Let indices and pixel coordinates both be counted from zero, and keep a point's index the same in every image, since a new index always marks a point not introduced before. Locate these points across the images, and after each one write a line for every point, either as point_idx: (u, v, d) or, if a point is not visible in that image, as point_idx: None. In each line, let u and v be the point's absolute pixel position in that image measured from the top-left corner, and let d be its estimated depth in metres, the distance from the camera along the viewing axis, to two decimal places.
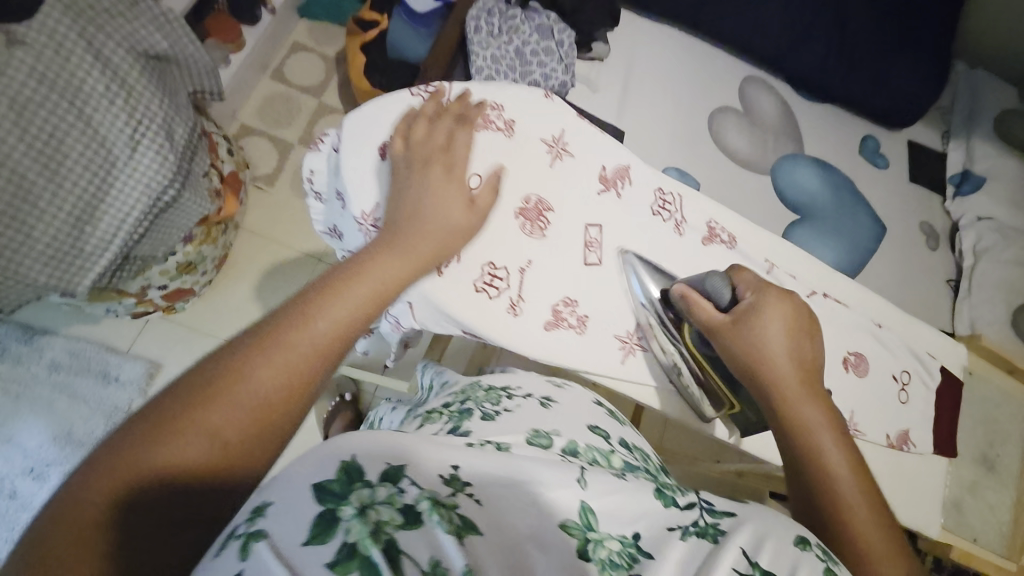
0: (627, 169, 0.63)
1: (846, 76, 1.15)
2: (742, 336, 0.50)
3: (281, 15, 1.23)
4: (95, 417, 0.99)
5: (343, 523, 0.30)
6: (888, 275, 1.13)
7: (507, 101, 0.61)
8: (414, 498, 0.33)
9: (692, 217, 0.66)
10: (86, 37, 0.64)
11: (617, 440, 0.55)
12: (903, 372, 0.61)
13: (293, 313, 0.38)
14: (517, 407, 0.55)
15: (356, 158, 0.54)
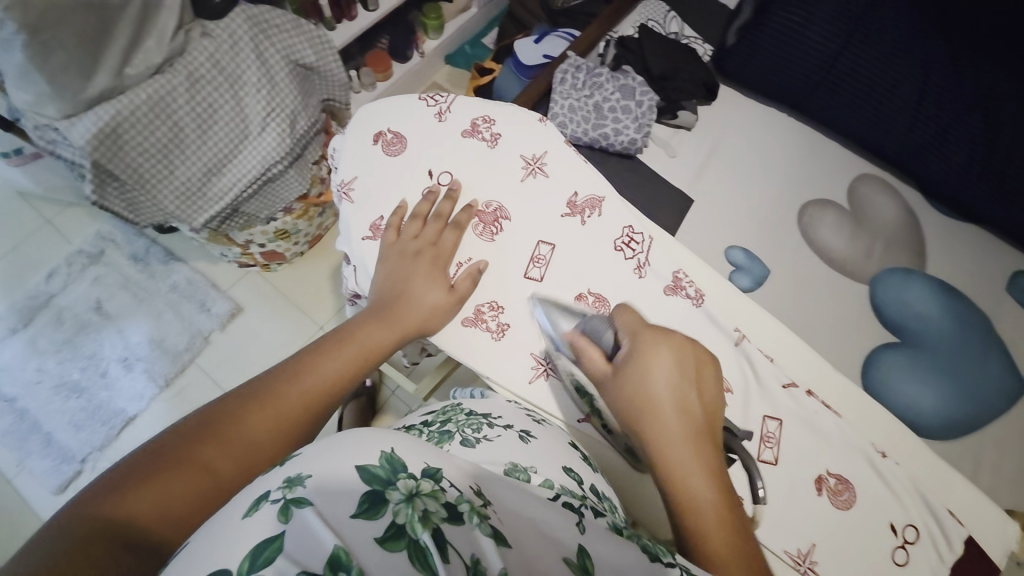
0: (598, 200, 0.65)
1: (994, 195, 0.95)
2: (620, 387, 0.50)
3: (428, 59, 1.47)
4: (183, 333, 1.21)
5: (392, 505, 0.32)
6: (1015, 445, 0.88)
7: (499, 118, 0.67)
8: (454, 498, 0.35)
9: (661, 263, 0.64)
10: (255, 41, 0.87)
11: (588, 487, 0.49)
12: (907, 526, 0.56)
13: (304, 355, 0.51)
14: (497, 437, 0.51)
15: (360, 142, 0.65)
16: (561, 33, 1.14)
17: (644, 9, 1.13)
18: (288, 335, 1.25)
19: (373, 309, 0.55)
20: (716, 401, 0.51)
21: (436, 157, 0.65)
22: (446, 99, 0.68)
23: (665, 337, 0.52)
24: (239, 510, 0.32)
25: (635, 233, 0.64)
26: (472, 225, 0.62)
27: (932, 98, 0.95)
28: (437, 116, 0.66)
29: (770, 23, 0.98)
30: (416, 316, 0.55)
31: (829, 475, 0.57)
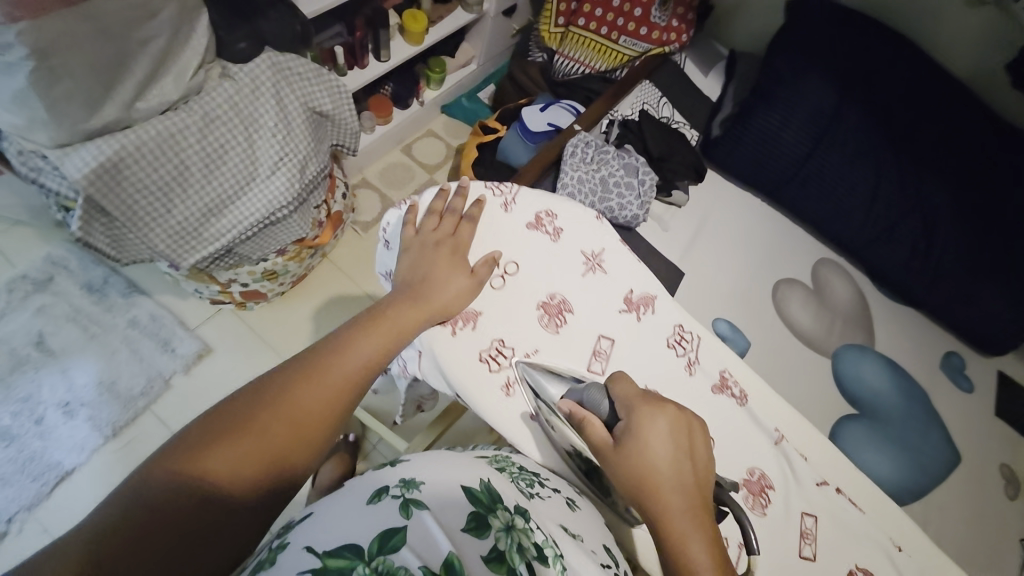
0: (652, 298, 0.69)
1: (933, 286, 1.10)
2: (622, 462, 0.50)
3: (426, 107, 1.50)
4: (140, 376, 1.10)
5: (493, 530, 0.41)
6: (957, 511, 0.99)
7: (560, 212, 0.71)
8: (540, 540, 0.43)
9: (708, 362, 0.69)
10: (277, 88, 0.85)
11: (623, 570, 0.50)
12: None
13: (343, 332, 0.51)
14: (548, 497, 0.52)
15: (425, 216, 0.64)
16: (565, 105, 1.22)
17: (640, 91, 1.24)
18: (259, 379, 1.17)
19: (398, 293, 0.56)
20: (708, 464, 0.52)
21: (502, 246, 0.66)
22: (511, 188, 0.69)
23: (662, 409, 0.52)
24: (364, 498, 0.42)
25: (684, 331, 0.69)
26: (538, 313, 0.65)
27: (883, 201, 1.10)
28: (503, 205, 0.67)
29: (752, 124, 1.10)
30: (438, 298, 0.57)
31: (863, 570, 0.61)
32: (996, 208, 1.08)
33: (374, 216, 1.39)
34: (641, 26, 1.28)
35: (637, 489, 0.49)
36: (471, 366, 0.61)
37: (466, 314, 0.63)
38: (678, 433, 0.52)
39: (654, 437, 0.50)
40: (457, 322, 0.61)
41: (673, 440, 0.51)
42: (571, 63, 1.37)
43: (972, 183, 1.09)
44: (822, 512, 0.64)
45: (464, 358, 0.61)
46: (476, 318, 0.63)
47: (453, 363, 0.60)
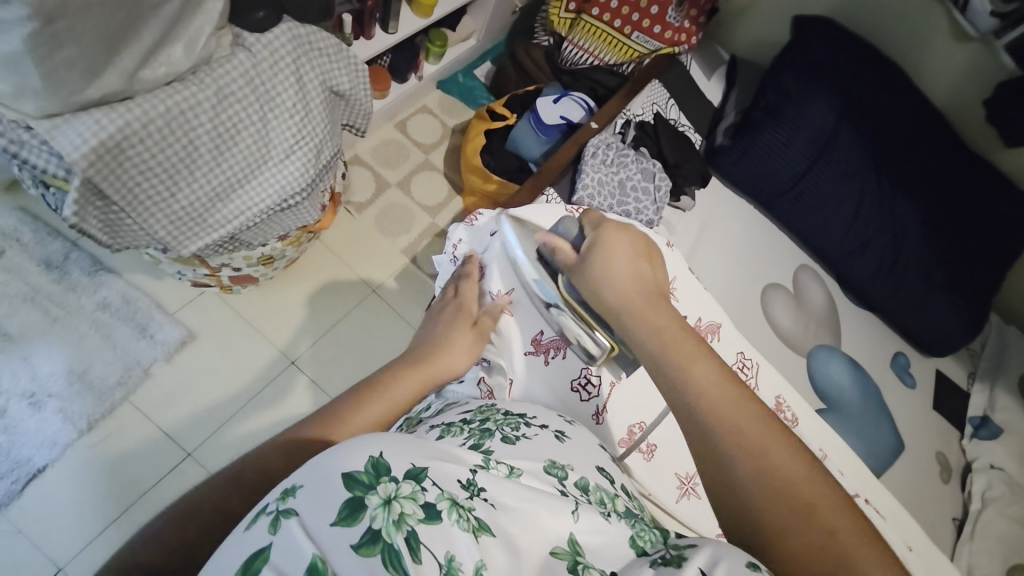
0: (718, 327, 0.76)
1: (893, 295, 1.23)
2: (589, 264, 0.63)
3: (423, 83, 1.43)
4: (114, 365, 1.03)
5: (369, 510, 0.37)
6: (900, 492, 1.13)
7: None
8: (434, 497, 0.40)
9: (767, 389, 0.77)
10: (296, 63, 0.78)
11: (619, 485, 0.56)
12: None
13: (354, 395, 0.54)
14: (535, 436, 0.55)
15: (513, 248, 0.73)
16: (576, 97, 1.20)
17: (649, 91, 1.24)
18: (247, 366, 1.10)
19: (411, 356, 0.63)
20: (659, 281, 0.65)
21: None
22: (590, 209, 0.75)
23: (625, 230, 0.67)
24: (245, 522, 0.39)
25: (746, 360, 0.76)
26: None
27: (862, 218, 1.21)
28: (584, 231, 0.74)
29: (759, 138, 1.16)
30: (439, 367, 0.63)
31: None
32: (952, 230, 1.23)
33: (368, 198, 1.33)
34: (655, 23, 1.28)
35: (615, 300, 0.60)
36: (565, 394, 0.72)
37: (557, 342, 0.73)
38: (636, 249, 0.66)
39: (618, 250, 0.64)
40: (549, 351, 0.73)
41: (633, 255, 0.65)
42: (579, 52, 1.35)
43: (938, 204, 1.23)
44: None
45: (558, 382, 0.72)
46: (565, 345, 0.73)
47: (541, 385, 0.72)
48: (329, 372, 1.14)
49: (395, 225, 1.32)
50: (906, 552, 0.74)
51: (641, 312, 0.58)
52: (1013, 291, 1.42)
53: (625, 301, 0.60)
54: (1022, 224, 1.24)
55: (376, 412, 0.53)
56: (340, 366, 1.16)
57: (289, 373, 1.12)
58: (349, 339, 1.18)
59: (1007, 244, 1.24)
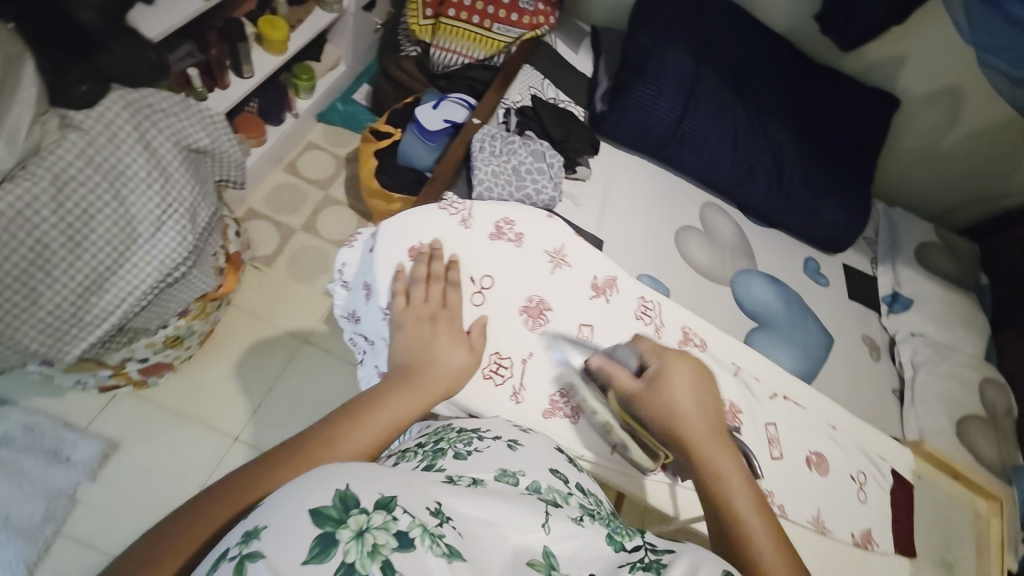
0: (614, 280, 0.79)
1: (788, 207, 1.33)
2: (653, 399, 0.62)
3: (302, 120, 1.38)
4: (36, 499, 0.93)
5: (341, 544, 0.35)
6: (841, 382, 1.23)
7: (517, 219, 0.78)
8: (407, 525, 0.38)
9: (671, 322, 0.80)
10: (139, 129, 0.74)
11: (574, 484, 0.57)
12: (859, 473, 0.76)
13: (335, 419, 0.51)
14: (486, 448, 0.57)
15: (389, 258, 0.69)
16: (455, 98, 1.21)
17: (523, 77, 1.27)
18: (190, 458, 1.03)
19: (385, 382, 0.57)
20: (721, 415, 0.63)
21: (471, 264, 0.72)
22: (465, 205, 0.76)
23: (686, 358, 0.65)
24: (207, 568, 0.36)
25: (648, 302, 0.78)
26: (522, 319, 0.73)
27: (743, 146, 1.28)
28: (463, 224, 0.74)
29: (632, 97, 1.21)
30: (435, 385, 0.58)
31: (817, 454, 0.75)
32: (821, 136, 1.34)
33: (273, 249, 1.27)
34: (510, 12, 1.30)
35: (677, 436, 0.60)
36: (479, 385, 0.68)
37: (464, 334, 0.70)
38: (699, 379, 0.63)
39: (682, 378, 0.63)
40: None
41: (692, 391, 0.62)
42: (448, 55, 1.36)
43: (799, 117, 1.33)
44: (782, 420, 0.75)
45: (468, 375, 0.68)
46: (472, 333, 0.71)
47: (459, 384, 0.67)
48: (280, 435, 1.09)
49: (309, 268, 1.28)
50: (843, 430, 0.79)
51: (705, 462, 0.58)
52: (891, 177, 1.56)
53: (683, 437, 0.60)
54: (875, 117, 1.36)
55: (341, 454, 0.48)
56: (286, 427, 1.10)
57: (235, 450, 1.06)
58: (292, 395, 1.14)
59: (871, 135, 1.37)
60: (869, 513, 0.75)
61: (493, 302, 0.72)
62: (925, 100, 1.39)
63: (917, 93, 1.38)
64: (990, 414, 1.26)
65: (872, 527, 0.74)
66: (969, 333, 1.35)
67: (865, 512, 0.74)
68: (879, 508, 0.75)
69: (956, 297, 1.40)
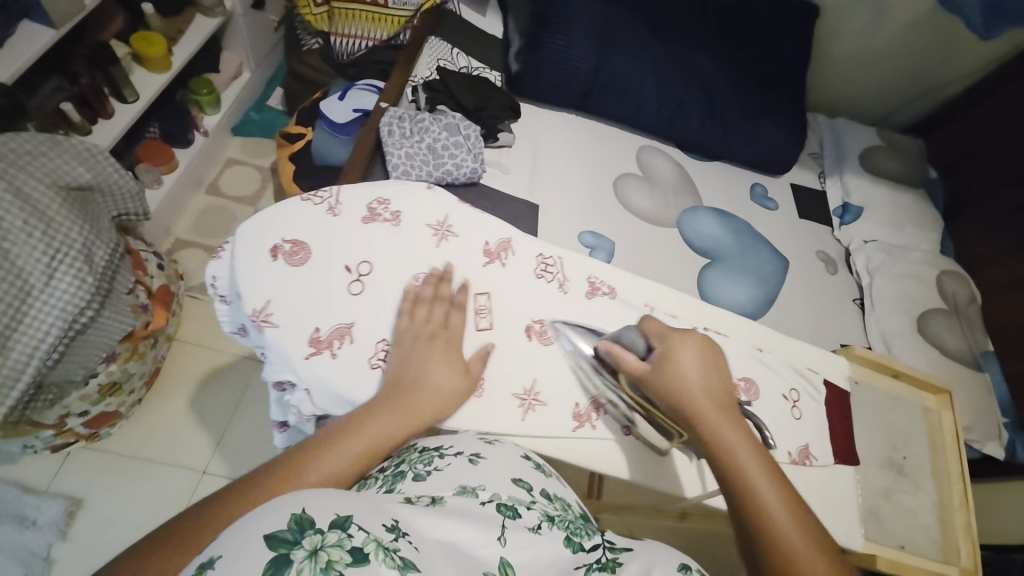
0: (509, 242, 0.70)
1: (725, 137, 1.30)
2: (658, 376, 0.55)
3: (213, 136, 1.32)
4: (6, 569, 0.90)
5: (294, 564, 0.34)
6: (801, 302, 1.23)
7: (391, 195, 0.68)
8: (362, 540, 0.37)
9: (575, 275, 0.72)
10: (6, 178, 0.69)
11: (539, 491, 0.53)
12: (792, 391, 0.70)
13: (315, 442, 0.50)
14: (447, 466, 0.52)
15: (251, 262, 0.59)
16: (362, 85, 1.15)
17: (430, 50, 1.20)
18: (162, 498, 1.01)
19: (375, 401, 0.54)
20: (731, 386, 0.57)
21: (343, 251, 0.63)
22: (331, 191, 0.66)
23: (692, 334, 0.58)
24: None
25: (547, 259, 0.71)
26: (410, 301, 0.62)
27: (666, 82, 1.24)
28: (330, 212, 0.64)
29: (543, 50, 1.16)
30: (428, 405, 0.55)
31: (745, 379, 0.68)
32: (746, 56, 1.29)
33: None
34: None
35: (686, 411, 0.54)
36: (367, 379, 0.58)
37: (340, 331, 0.59)
38: (707, 352, 0.57)
39: (688, 353, 0.57)
40: (333, 343, 0.59)
41: (700, 362, 0.56)
42: (349, 40, 1.29)
43: (721, 43, 1.28)
44: None
45: (354, 374, 0.58)
46: (350, 330, 0.60)
47: (350, 388, 0.57)
48: (249, 459, 1.08)
49: None
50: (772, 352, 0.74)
51: (718, 436, 0.52)
52: (826, 88, 1.53)
53: (691, 414, 0.54)
54: (797, 29, 1.32)
55: (322, 473, 0.47)
56: (255, 450, 1.09)
57: (206, 482, 1.04)
58: (253, 417, 1.11)
59: (797, 48, 1.33)
60: (805, 429, 0.69)
61: (375, 290, 0.62)
62: (845, 2, 1.35)
63: None
64: (952, 306, 1.27)
65: (808, 442, 0.68)
66: (921, 230, 1.35)
67: (801, 429, 0.68)
68: (812, 419, 0.69)
69: (904, 198, 1.39)
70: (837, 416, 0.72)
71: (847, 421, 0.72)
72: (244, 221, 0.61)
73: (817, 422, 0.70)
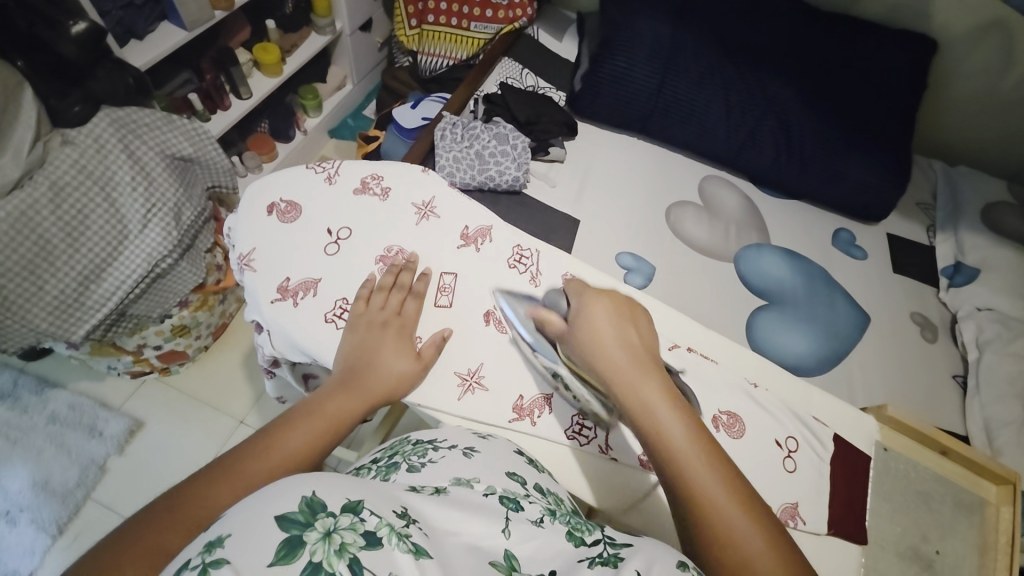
0: (487, 229, 0.72)
1: (802, 172, 1.18)
2: (577, 329, 0.56)
3: (312, 135, 1.51)
4: (72, 468, 1.08)
5: (308, 545, 0.32)
6: (883, 366, 1.04)
7: (386, 174, 0.75)
8: (375, 525, 0.36)
9: (550, 271, 0.72)
10: (124, 142, 0.86)
11: (533, 485, 0.50)
12: (789, 439, 0.63)
13: (265, 435, 0.48)
14: (442, 458, 0.51)
15: (252, 213, 0.69)
16: (434, 97, 1.26)
17: (501, 69, 1.29)
18: (202, 437, 1.14)
19: (324, 392, 0.54)
20: (651, 343, 0.56)
21: (331, 216, 0.70)
22: (334, 164, 0.74)
23: (607, 292, 0.59)
24: None
25: (523, 250, 0.72)
26: (377, 268, 0.67)
27: (736, 109, 1.18)
28: (327, 180, 0.72)
29: (603, 72, 1.18)
30: (379, 389, 0.56)
31: (730, 413, 0.63)
32: (836, 86, 1.18)
33: None
34: (485, 9, 1.33)
35: (596, 356, 0.53)
36: (318, 329, 0.62)
37: (307, 284, 0.65)
38: (620, 312, 0.57)
39: (602, 320, 0.55)
40: (297, 293, 0.64)
41: (615, 317, 0.56)
42: (434, 59, 1.42)
43: (809, 71, 1.18)
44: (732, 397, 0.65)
45: (309, 322, 0.63)
46: (316, 284, 0.65)
47: (304, 334, 0.62)
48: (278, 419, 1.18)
49: None
50: (766, 390, 0.68)
51: (628, 383, 0.51)
52: (944, 131, 1.33)
53: (604, 363, 0.52)
54: (908, 61, 1.17)
55: (274, 462, 0.46)
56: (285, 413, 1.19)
57: (238, 432, 1.16)
58: None
59: (907, 81, 1.18)
60: (798, 485, 0.62)
61: (348, 253, 0.68)
62: (973, 35, 1.17)
63: (956, 32, 1.18)
64: None
65: (800, 500, 0.61)
66: None
67: (792, 485, 0.61)
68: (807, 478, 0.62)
69: None
70: (841, 478, 0.64)
71: (853, 488, 0.63)
72: (258, 180, 0.72)
73: (816, 481, 0.62)
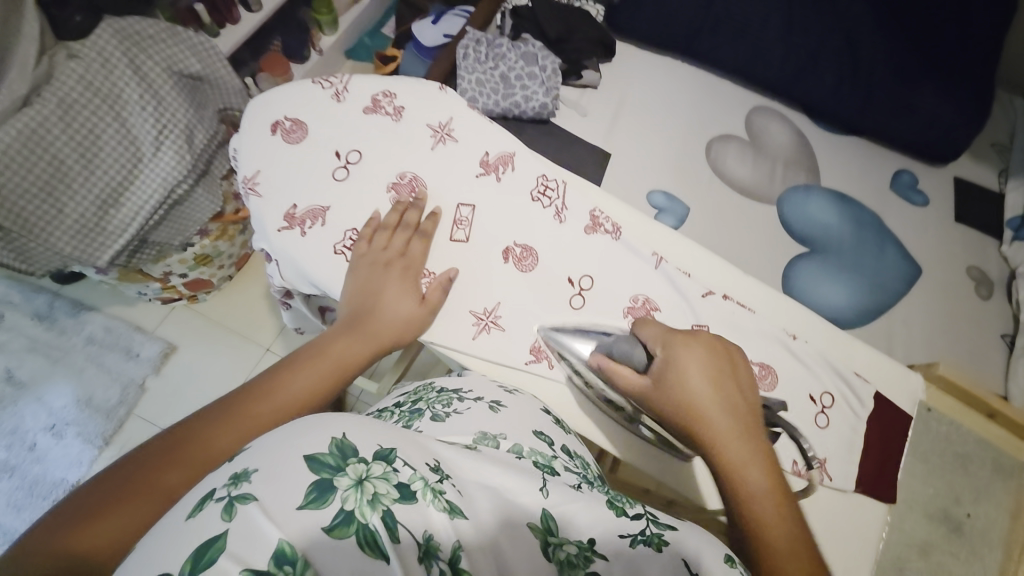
0: (509, 156, 0.67)
1: (866, 102, 1.06)
2: (664, 392, 0.50)
3: (327, 55, 1.41)
4: (113, 386, 1.14)
5: (339, 492, 0.31)
6: (928, 323, 0.97)
7: (399, 92, 0.69)
8: (409, 477, 0.34)
9: (576, 205, 0.67)
10: (130, 57, 0.82)
11: (560, 447, 0.49)
12: (824, 395, 0.61)
13: (271, 377, 0.48)
14: (467, 409, 0.50)
15: (256, 133, 0.65)
16: (456, 11, 1.14)
17: None
18: (231, 363, 1.19)
19: (331, 335, 0.53)
20: (750, 398, 0.51)
21: (339, 139, 0.65)
22: (342, 80, 0.68)
23: (695, 336, 0.53)
24: (187, 505, 0.31)
25: (548, 181, 0.67)
26: (389, 197, 0.63)
27: (797, 29, 1.07)
28: (335, 97, 0.67)
29: None
30: (386, 332, 0.54)
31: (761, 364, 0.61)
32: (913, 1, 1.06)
33: None
34: None
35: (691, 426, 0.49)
36: (328, 260, 0.60)
37: (315, 212, 0.62)
38: (716, 364, 0.51)
39: (697, 376, 0.50)
40: (305, 222, 0.61)
41: (709, 370, 0.51)
42: None
43: None
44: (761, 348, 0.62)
45: (317, 252, 0.60)
46: (324, 213, 0.62)
47: (313, 264, 0.60)
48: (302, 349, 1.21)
49: None
50: (803, 342, 0.64)
51: (732, 459, 0.47)
52: None
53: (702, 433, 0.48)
54: None
55: (280, 402, 0.45)
56: None
57: (265, 359, 1.20)
58: None
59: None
60: (826, 439, 0.60)
61: (358, 179, 0.64)
62: None
63: None
64: None
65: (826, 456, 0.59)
66: None
67: (817, 441, 0.59)
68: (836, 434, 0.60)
69: None
70: (871, 435, 0.61)
71: (883, 448, 0.61)
72: (261, 96, 0.67)
73: (844, 437, 0.60)
